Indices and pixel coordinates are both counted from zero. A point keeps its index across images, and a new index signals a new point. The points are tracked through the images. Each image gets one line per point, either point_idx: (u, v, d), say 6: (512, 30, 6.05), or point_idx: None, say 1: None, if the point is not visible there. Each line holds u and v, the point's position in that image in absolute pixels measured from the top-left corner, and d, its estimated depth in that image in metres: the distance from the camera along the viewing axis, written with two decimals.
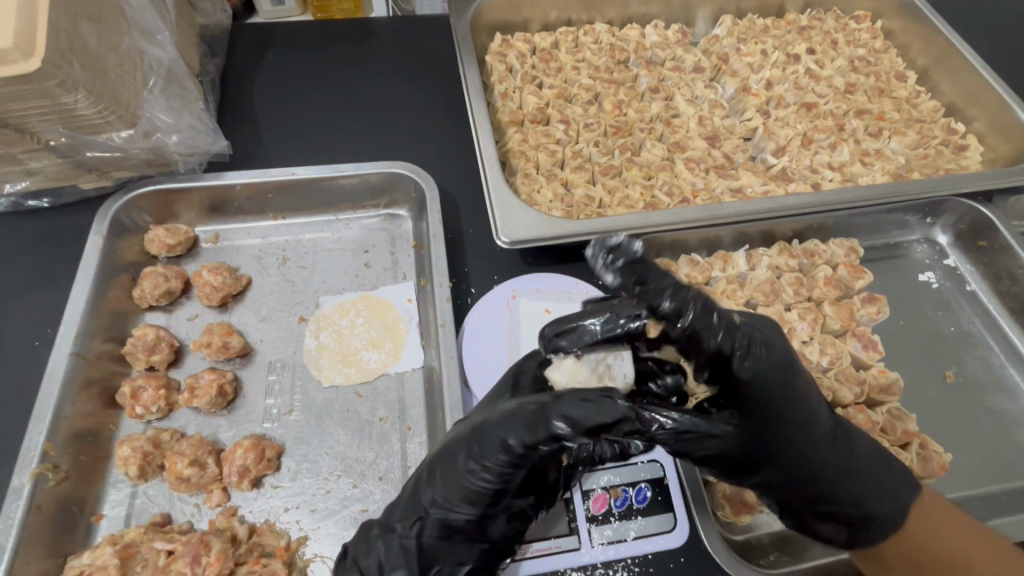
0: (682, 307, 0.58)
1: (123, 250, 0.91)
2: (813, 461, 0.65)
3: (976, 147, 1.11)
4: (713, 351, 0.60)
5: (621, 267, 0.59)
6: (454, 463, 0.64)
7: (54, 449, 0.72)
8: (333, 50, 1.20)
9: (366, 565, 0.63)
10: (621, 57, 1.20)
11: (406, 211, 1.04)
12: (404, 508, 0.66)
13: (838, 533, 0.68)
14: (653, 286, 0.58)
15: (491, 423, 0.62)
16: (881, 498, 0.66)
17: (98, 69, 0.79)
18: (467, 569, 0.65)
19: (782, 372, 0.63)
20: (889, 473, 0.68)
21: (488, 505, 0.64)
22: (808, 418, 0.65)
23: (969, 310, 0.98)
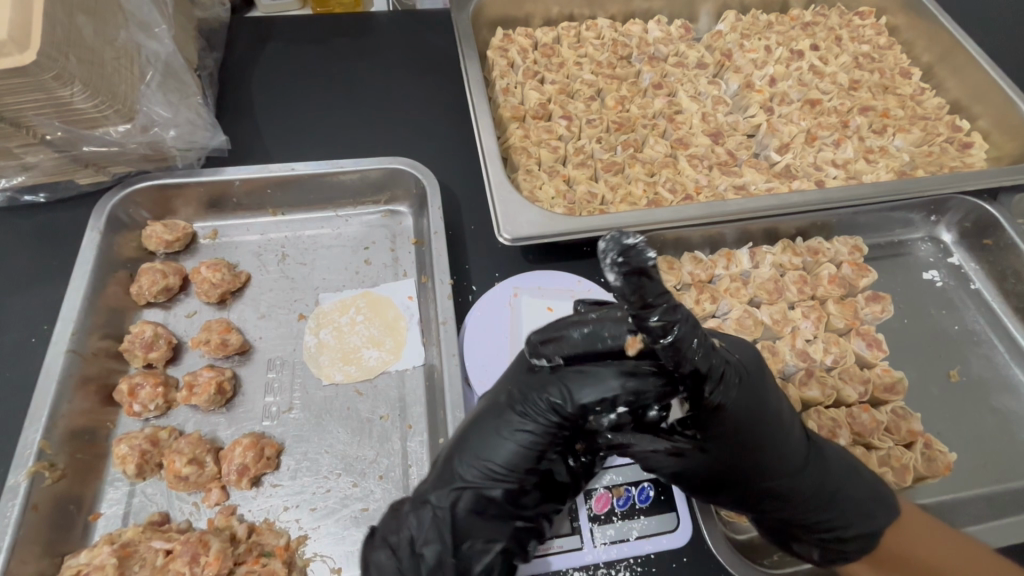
0: (667, 328, 0.48)
1: (120, 246, 0.90)
2: (784, 486, 0.65)
3: (981, 145, 1.10)
4: (690, 372, 0.54)
5: (626, 272, 0.45)
6: (490, 434, 0.66)
7: (51, 446, 0.71)
8: (333, 44, 1.18)
9: (396, 541, 0.62)
10: (624, 52, 1.19)
11: (406, 208, 1.03)
12: (436, 481, 0.66)
13: (811, 551, 0.68)
14: (651, 300, 0.47)
15: (527, 389, 0.65)
16: (853, 516, 0.66)
17: (94, 63, 0.78)
18: (501, 546, 0.64)
19: (751, 401, 0.61)
20: (869, 493, 0.67)
21: (523, 477, 0.65)
22: (779, 446, 0.63)
23: (973, 308, 0.98)
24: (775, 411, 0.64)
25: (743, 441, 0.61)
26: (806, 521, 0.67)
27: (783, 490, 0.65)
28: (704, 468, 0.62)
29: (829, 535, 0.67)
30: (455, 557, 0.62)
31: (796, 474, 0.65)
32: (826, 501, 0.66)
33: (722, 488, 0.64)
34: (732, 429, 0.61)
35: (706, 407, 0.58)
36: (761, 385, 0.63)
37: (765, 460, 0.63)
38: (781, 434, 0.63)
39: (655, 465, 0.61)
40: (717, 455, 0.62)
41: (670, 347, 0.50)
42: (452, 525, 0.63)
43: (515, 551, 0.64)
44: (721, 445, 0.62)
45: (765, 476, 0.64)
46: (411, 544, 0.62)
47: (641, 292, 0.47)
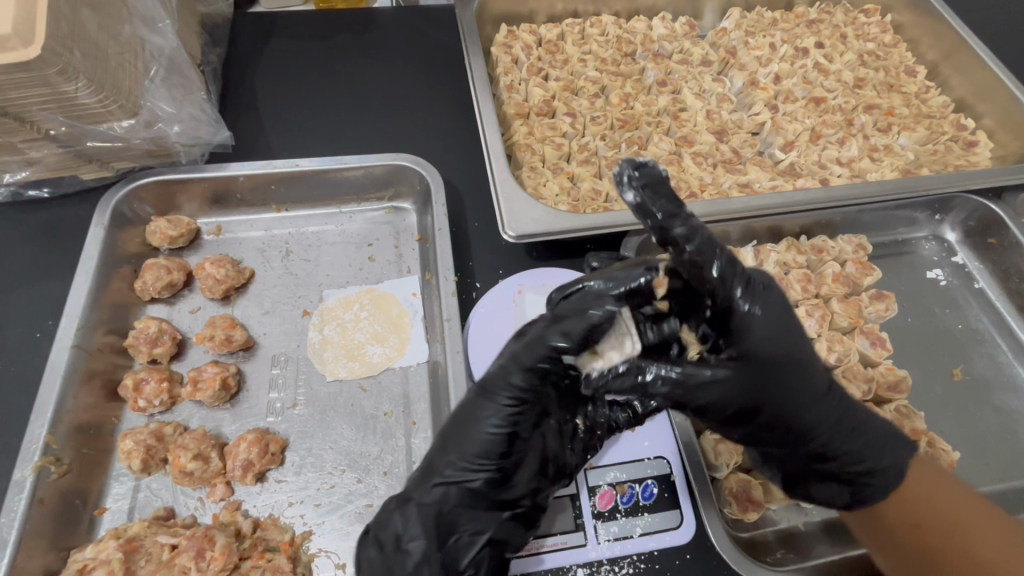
0: (691, 235, 0.59)
1: (124, 242, 0.90)
2: (812, 416, 0.65)
3: (985, 144, 1.10)
4: (713, 285, 0.60)
5: (641, 187, 0.60)
6: (463, 423, 0.65)
7: (57, 442, 0.71)
8: (336, 40, 1.18)
9: (384, 539, 0.62)
10: (628, 49, 1.19)
11: (410, 204, 1.03)
12: (416, 479, 0.66)
13: (841, 493, 0.69)
14: (670, 211, 0.59)
15: (495, 372, 0.65)
16: (881, 455, 0.67)
17: (98, 58, 0.78)
18: (487, 537, 0.64)
19: (780, 319, 0.62)
20: (887, 433, 0.69)
21: (501, 464, 0.64)
22: (805, 369, 0.64)
23: (977, 307, 0.98)
24: (797, 337, 0.64)
25: (770, 362, 0.62)
26: (833, 454, 0.67)
27: (811, 421, 0.65)
28: (741, 394, 0.61)
29: (860, 470, 0.67)
30: (442, 551, 0.62)
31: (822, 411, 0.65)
32: (850, 432, 0.67)
33: (758, 415, 0.64)
34: (761, 345, 0.61)
35: (733, 318, 0.61)
36: (784, 311, 0.64)
37: (790, 385, 0.63)
38: (806, 357, 0.65)
39: (691, 397, 0.60)
40: (752, 376, 0.61)
41: (694, 257, 0.59)
42: (437, 520, 0.63)
43: (503, 541, 0.65)
44: (756, 366, 0.61)
45: (795, 403, 0.64)
46: (396, 541, 0.62)
47: (657, 204, 0.60)
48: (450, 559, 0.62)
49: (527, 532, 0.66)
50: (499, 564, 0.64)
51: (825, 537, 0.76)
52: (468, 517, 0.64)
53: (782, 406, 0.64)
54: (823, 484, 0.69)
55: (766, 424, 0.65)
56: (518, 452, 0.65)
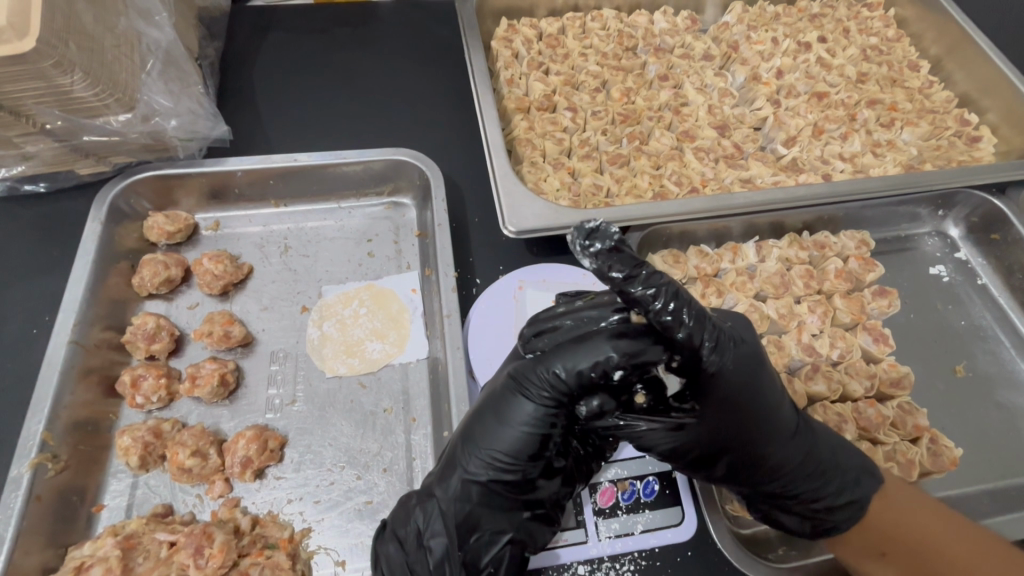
0: (653, 294, 0.53)
1: (121, 237, 0.89)
2: (776, 457, 0.65)
3: (989, 139, 1.09)
4: (683, 343, 0.56)
5: (597, 253, 0.54)
6: (491, 423, 0.64)
7: (54, 438, 0.71)
8: (335, 34, 1.17)
9: (404, 535, 0.64)
10: (629, 43, 1.18)
11: (410, 199, 1.02)
12: (440, 475, 0.66)
13: (798, 522, 0.69)
14: (629, 272, 0.53)
15: (528, 369, 0.63)
16: (843, 489, 0.67)
17: (94, 50, 0.77)
18: (508, 538, 0.64)
19: (745, 371, 0.61)
20: (850, 464, 0.69)
21: (527, 466, 0.64)
22: (769, 412, 0.64)
23: (979, 303, 0.98)
24: (765, 380, 0.64)
25: (733, 411, 0.62)
26: (793, 492, 0.67)
27: (775, 461, 0.65)
28: (697, 441, 0.63)
29: (817, 505, 0.67)
30: (464, 550, 0.63)
31: (788, 445, 0.66)
32: (815, 470, 0.67)
33: (720, 461, 0.65)
34: (725, 395, 0.61)
35: (702, 372, 0.58)
36: (756, 359, 0.62)
37: (754, 430, 0.63)
38: (770, 404, 0.63)
39: (651, 443, 0.64)
40: (715, 427, 0.62)
41: (662, 315, 0.54)
42: (460, 518, 0.64)
43: (526, 541, 0.65)
44: (717, 416, 0.62)
45: (759, 445, 0.64)
46: (418, 536, 0.64)
47: (618, 265, 0.53)
48: (471, 558, 0.64)
49: (547, 531, 0.66)
50: (519, 564, 0.65)
51: None
52: (490, 517, 0.64)
53: (746, 448, 0.64)
54: (785, 513, 0.70)
55: (729, 468, 0.66)
56: (548, 455, 0.65)
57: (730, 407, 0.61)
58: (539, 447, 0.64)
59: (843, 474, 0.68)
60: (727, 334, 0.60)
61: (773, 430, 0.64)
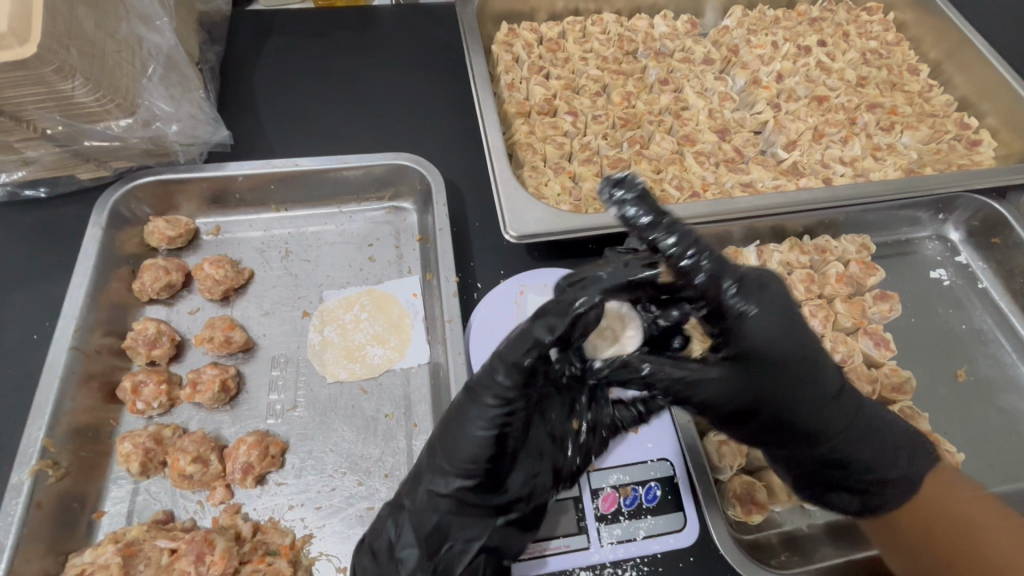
0: (675, 237, 0.55)
1: (122, 242, 0.89)
2: (820, 420, 0.65)
3: (989, 143, 1.09)
4: (703, 291, 0.58)
5: (625, 201, 0.55)
6: (452, 429, 0.61)
7: (55, 445, 0.71)
8: (335, 38, 1.17)
9: (378, 546, 0.64)
10: (630, 47, 1.18)
11: (411, 204, 1.02)
12: (408, 486, 0.65)
13: (850, 501, 0.69)
14: (652, 217, 0.55)
15: (486, 375, 0.59)
16: (895, 465, 0.68)
17: (96, 56, 0.77)
18: (481, 545, 0.63)
19: (776, 320, 0.61)
20: (899, 438, 0.70)
21: (488, 473, 0.61)
22: (806, 362, 0.63)
23: (980, 307, 0.98)
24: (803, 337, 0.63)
25: (782, 367, 0.62)
26: (844, 462, 0.68)
27: (819, 425, 0.65)
28: (748, 401, 0.62)
29: (870, 479, 0.68)
30: (434, 560, 0.62)
31: (831, 407, 0.66)
32: (862, 439, 0.67)
33: (763, 421, 0.64)
34: (760, 347, 0.60)
35: (728, 317, 0.60)
36: (787, 304, 0.62)
37: (795, 389, 0.63)
38: (808, 363, 0.63)
39: (696, 407, 0.62)
40: (751, 375, 0.61)
41: (683, 259, 0.55)
42: (432, 528, 0.63)
43: (499, 549, 0.65)
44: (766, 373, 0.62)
45: (801, 410, 0.64)
46: (390, 549, 0.63)
47: (640, 210, 0.55)
48: (443, 567, 0.63)
49: (522, 536, 0.66)
50: (493, 569, 0.65)
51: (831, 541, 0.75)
52: (461, 524, 0.63)
53: (788, 403, 0.63)
54: (834, 493, 0.70)
55: (774, 428, 0.65)
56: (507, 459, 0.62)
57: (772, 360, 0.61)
58: (497, 451, 0.61)
59: (889, 443, 0.69)
60: (748, 280, 0.61)
61: (810, 391, 0.64)
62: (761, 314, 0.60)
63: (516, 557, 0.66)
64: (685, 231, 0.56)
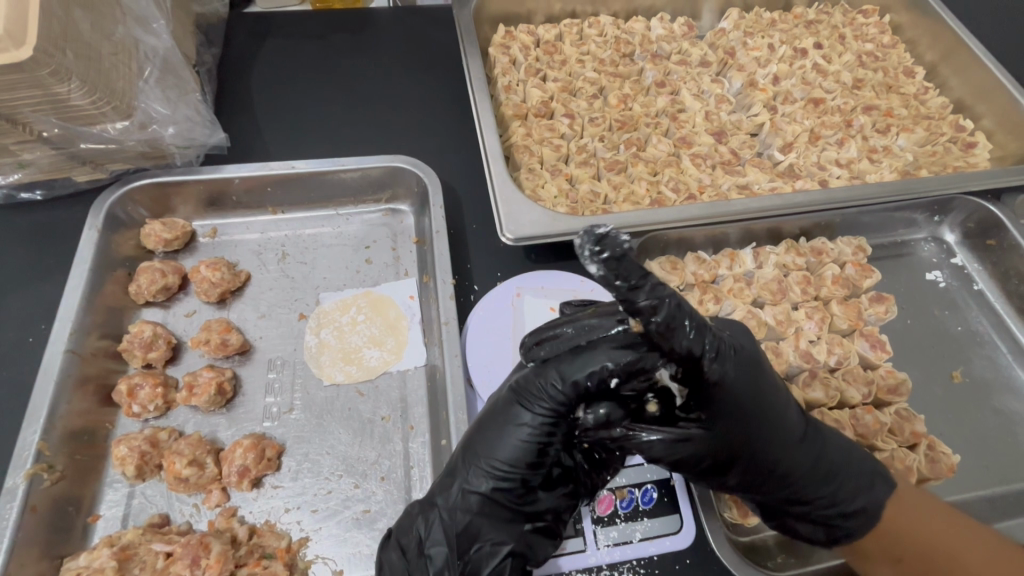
0: (656, 305, 0.52)
1: (118, 245, 0.89)
2: (788, 460, 0.65)
3: (984, 145, 1.10)
4: (683, 353, 0.55)
5: (607, 260, 0.50)
6: (491, 432, 0.65)
7: (50, 448, 0.70)
8: (332, 40, 1.17)
9: (406, 543, 0.63)
10: (626, 50, 1.18)
11: (408, 206, 1.02)
12: (442, 483, 0.66)
13: (815, 530, 0.68)
14: (635, 282, 0.51)
15: (528, 379, 0.64)
16: (857, 495, 0.66)
17: (91, 58, 0.77)
18: (508, 549, 0.63)
19: (743, 379, 0.62)
20: (863, 469, 0.68)
21: (526, 475, 0.64)
22: (772, 417, 0.64)
23: (976, 309, 0.98)
24: (770, 390, 0.65)
25: (745, 418, 0.62)
26: (807, 498, 0.67)
27: (786, 466, 0.65)
28: (714, 452, 0.61)
29: (831, 513, 0.67)
30: (463, 560, 0.63)
31: (796, 448, 0.66)
32: (825, 477, 0.67)
33: (733, 470, 0.64)
34: (724, 407, 0.60)
35: (705, 380, 0.58)
36: (753, 359, 0.65)
37: (760, 435, 0.63)
38: (773, 410, 0.64)
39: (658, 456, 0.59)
40: (720, 434, 0.61)
41: (663, 326, 0.53)
42: (463, 527, 0.63)
43: (526, 554, 0.64)
44: (729, 426, 0.61)
45: (767, 452, 0.64)
46: (419, 545, 0.63)
47: (623, 274, 0.50)
48: (472, 568, 0.62)
49: (547, 545, 0.66)
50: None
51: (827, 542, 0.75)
52: (493, 529, 0.64)
53: (752, 454, 0.63)
54: (798, 521, 0.69)
55: (741, 475, 0.65)
56: (546, 465, 0.65)
57: (739, 412, 0.61)
58: (536, 454, 0.64)
59: (853, 477, 0.67)
60: (723, 346, 0.61)
61: (773, 437, 0.64)
62: (729, 371, 0.60)
63: (540, 565, 0.65)
64: (668, 292, 0.53)
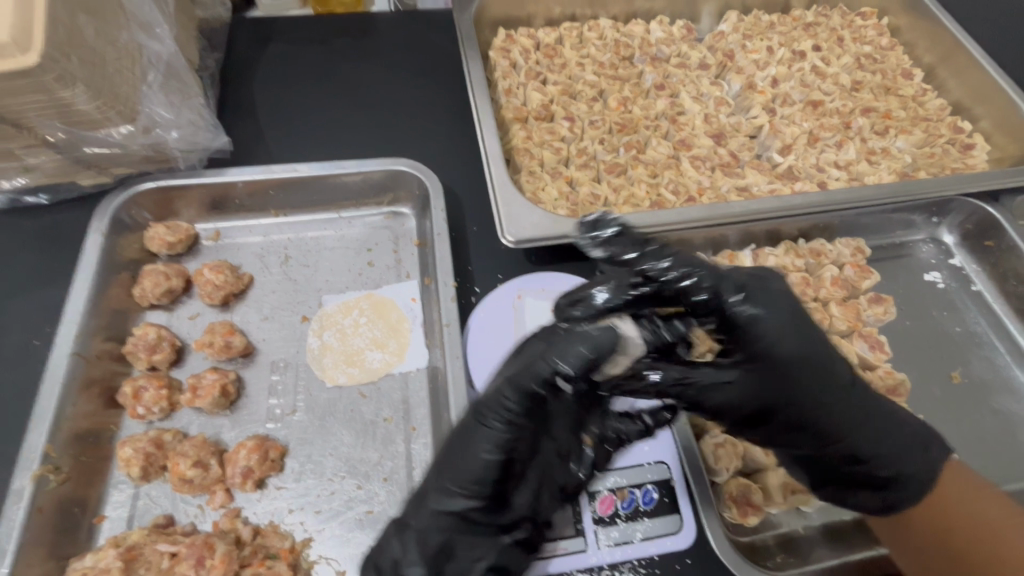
0: (676, 268, 0.58)
1: (123, 248, 0.90)
2: (835, 418, 0.66)
3: (982, 147, 1.10)
4: (709, 309, 0.60)
5: (606, 240, 0.58)
6: (460, 445, 0.62)
7: (56, 450, 0.71)
8: (334, 44, 1.18)
9: (382, 564, 0.64)
10: (626, 53, 1.19)
11: (409, 209, 1.03)
12: (414, 505, 0.65)
13: (873, 499, 0.70)
14: (642, 252, 0.58)
15: (491, 394, 0.60)
16: (903, 459, 0.69)
17: (96, 64, 0.78)
18: (486, 564, 0.65)
19: (782, 323, 0.62)
20: (910, 432, 0.70)
21: (498, 489, 0.63)
22: (816, 364, 0.64)
23: (975, 310, 0.98)
24: (815, 339, 0.65)
25: (789, 372, 0.62)
26: (860, 458, 0.68)
27: (836, 426, 0.66)
28: (756, 408, 0.64)
29: (882, 471, 0.69)
30: None
31: (845, 403, 0.66)
32: (877, 437, 0.68)
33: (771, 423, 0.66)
34: (773, 352, 0.61)
35: (740, 332, 0.61)
36: (786, 303, 0.64)
37: (808, 390, 0.64)
38: (819, 363, 0.64)
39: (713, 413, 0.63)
40: (759, 379, 0.62)
41: (683, 285, 0.58)
42: (437, 549, 0.64)
43: (505, 566, 0.66)
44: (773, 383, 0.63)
45: (817, 409, 0.65)
46: (395, 565, 0.64)
47: (624, 246, 0.58)
48: None
49: (527, 555, 0.68)
50: None
51: (827, 542, 0.76)
52: (468, 545, 0.65)
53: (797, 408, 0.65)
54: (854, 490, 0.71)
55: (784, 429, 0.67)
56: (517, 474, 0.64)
57: (782, 366, 0.62)
58: (503, 468, 0.62)
59: (897, 440, 0.69)
60: (753, 289, 0.62)
61: (820, 393, 0.65)
62: (773, 322, 0.61)
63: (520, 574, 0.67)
64: (691, 257, 0.59)
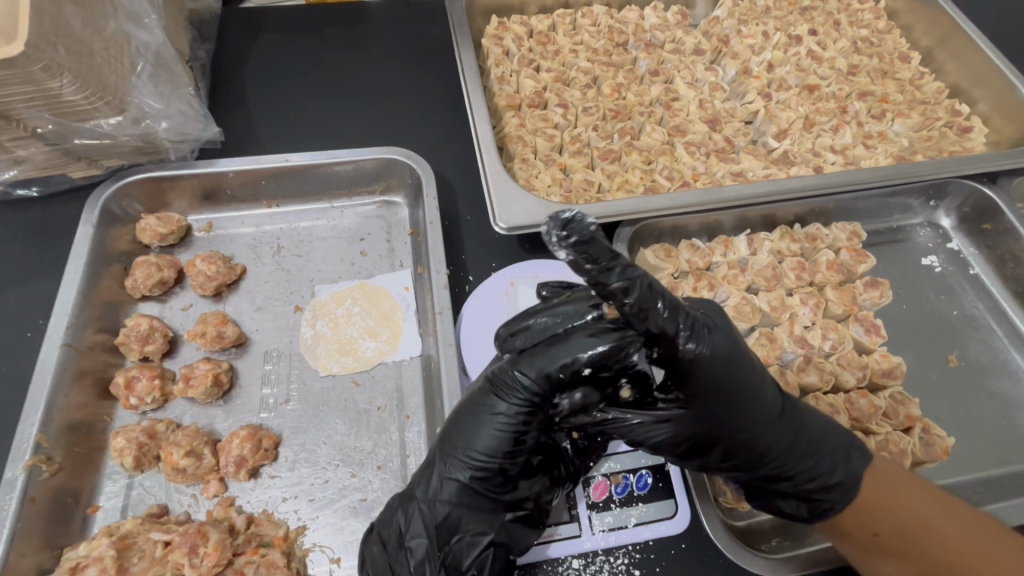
0: (628, 287, 0.56)
1: (114, 240, 0.89)
2: (764, 438, 0.65)
3: (980, 129, 1.09)
4: (655, 333, 0.58)
5: (574, 244, 0.54)
6: (468, 425, 0.66)
7: (48, 440, 0.71)
8: (325, 34, 1.17)
9: (387, 535, 0.65)
10: (620, 39, 1.18)
11: (402, 198, 1.02)
12: (421, 477, 0.67)
13: (798, 507, 0.68)
14: (604, 264, 0.55)
15: (504, 370, 0.65)
16: (834, 469, 0.67)
17: (83, 53, 0.77)
18: (489, 539, 0.65)
19: (725, 360, 0.62)
20: (839, 442, 0.69)
21: (504, 464, 0.65)
22: (750, 387, 0.63)
23: (972, 293, 0.98)
24: (748, 367, 0.64)
25: (717, 394, 0.62)
26: (787, 474, 0.67)
27: (764, 444, 0.65)
28: (689, 431, 0.63)
29: (814, 488, 0.66)
30: (444, 552, 0.64)
31: (774, 424, 0.65)
32: (806, 451, 0.66)
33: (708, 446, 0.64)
34: (700, 386, 0.61)
35: (679, 361, 0.60)
36: (732, 342, 0.63)
37: (739, 409, 0.63)
38: (752, 392, 0.64)
39: (640, 436, 0.63)
40: (701, 408, 0.62)
41: (635, 308, 0.57)
42: (442, 519, 0.65)
43: (508, 544, 0.66)
44: (704, 403, 0.62)
45: (747, 425, 0.64)
46: (399, 537, 0.65)
47: (591, 256, 0.55)
48: (453, 560, 0.65)
49: (531, 533, 0.67)
50: (504, 564, 0.66)
51: None
52: (473, 521, 0.65)
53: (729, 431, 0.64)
54: (780, 499, 0.69)
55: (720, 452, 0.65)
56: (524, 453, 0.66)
57: (714, 388, 0.62)
58: (514, 443, 0.65)
59: (831, 456, 0.67)
60: (699, 320, 0.62)
61: (749, 414, 0.63)
62: (710, 352, 0.61)
63: (521, 555, 0.67)
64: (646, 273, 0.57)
